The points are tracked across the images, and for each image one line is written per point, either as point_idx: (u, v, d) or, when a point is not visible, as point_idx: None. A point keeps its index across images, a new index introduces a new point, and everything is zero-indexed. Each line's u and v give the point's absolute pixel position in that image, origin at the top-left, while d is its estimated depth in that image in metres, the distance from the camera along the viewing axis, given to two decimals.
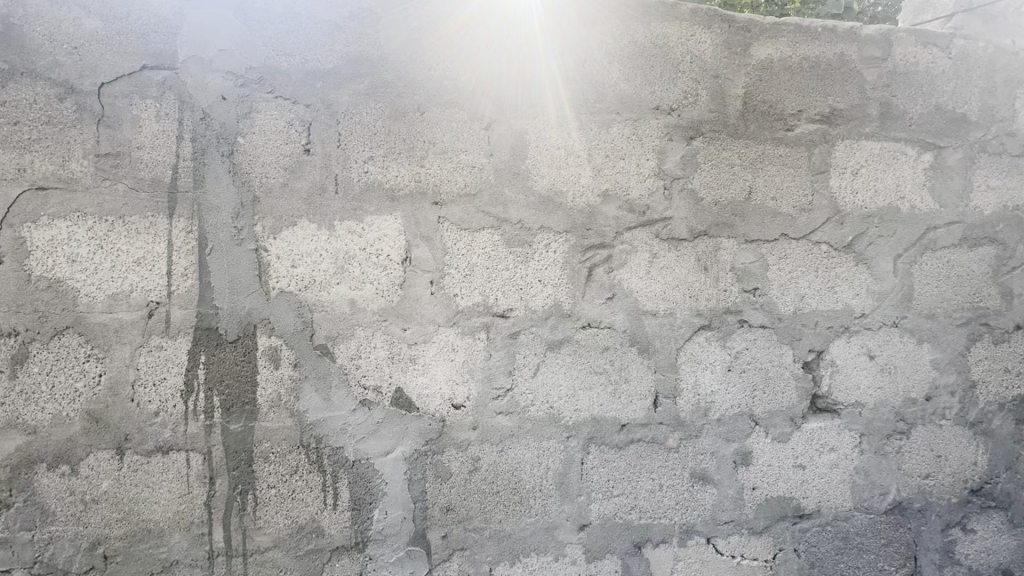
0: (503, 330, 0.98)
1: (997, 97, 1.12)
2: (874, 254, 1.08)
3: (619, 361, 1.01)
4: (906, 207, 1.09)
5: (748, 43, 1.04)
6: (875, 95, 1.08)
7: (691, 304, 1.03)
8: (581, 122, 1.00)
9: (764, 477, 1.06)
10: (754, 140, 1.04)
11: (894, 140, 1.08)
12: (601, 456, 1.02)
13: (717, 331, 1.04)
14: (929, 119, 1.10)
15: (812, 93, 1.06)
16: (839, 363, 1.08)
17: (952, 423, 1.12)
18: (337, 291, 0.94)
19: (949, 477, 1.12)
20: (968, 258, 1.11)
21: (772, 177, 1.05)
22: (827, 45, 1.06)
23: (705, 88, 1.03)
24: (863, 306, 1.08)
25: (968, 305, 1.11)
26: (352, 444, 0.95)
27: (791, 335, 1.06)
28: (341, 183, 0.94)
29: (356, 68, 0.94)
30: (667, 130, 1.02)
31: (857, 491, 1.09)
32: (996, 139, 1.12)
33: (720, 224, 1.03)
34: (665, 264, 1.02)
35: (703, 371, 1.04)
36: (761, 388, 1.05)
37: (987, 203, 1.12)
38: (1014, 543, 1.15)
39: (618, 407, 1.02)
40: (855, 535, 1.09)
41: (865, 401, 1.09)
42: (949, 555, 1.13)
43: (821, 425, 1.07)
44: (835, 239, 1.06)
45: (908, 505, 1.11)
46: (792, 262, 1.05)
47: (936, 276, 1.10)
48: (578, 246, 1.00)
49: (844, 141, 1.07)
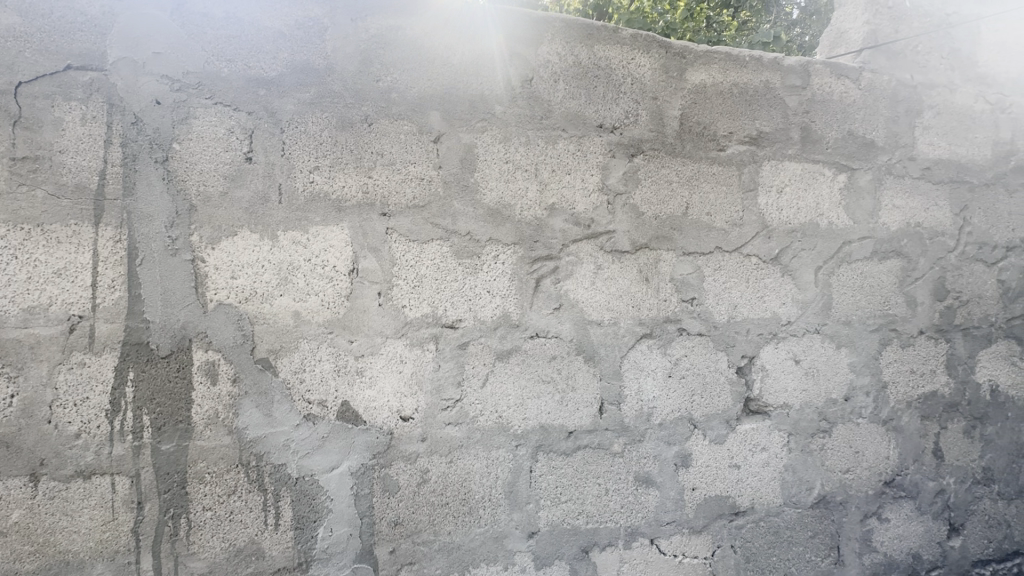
0: (452, 340, 0.99)
1: (900, 125, 1.25)
2: (798, 266, 1.17)
3: (566, 369, 1.04)
4: (825, 223, 1.19)
5: (684, 68, 1.11)
6: (796, 120, 1.17)
7: (634, 314, 1.07)
8: (528, 137, 1.03)
9: (703, 477, 1.11)
10: (691, 159, 1.11)
11: (813, 162, 1.18)
12: (549, 463, 1.04)
13: (658, 339, 1.09)
14: (843, 143, 1.21)
15: (742, 116, 1.14)
16: (768, 368, 1.15)
17: (867, 421, 1.22)
18: (280, 303, 0.92)
19: (866, 471, 1.22)
20: (878, 270, 1.23)
21: (707, 194, 1.11)
22: (755, 73, 1.14)
23: (646, 108, 1.09)
24: (789, 314, 1.16)
25: (879, 313, 1.22)
26: (294, 460, 0.92)
27: (725, 342, 1.13)
28: (285, 192, 0.92)
29: (301, 77, 0.93)
30: (609, 148, 1.07)
31: (786, 487, 1.17)
32: (899, 163, 1.25)
33: (661, 237, 1.09)
34: (609, 275, 1.06)
35: (646, 378, 1.08)
36: (698, 392, 1.11)
37: (893, 220, 1.24)
38: (921, 529, 1.26)
39: (565, 415, 1.04)
40: (785, 529, 1.17)
41: (792, 403, 1.17)
42: (867, 543, 1.23)
43: (753, 427, 1.14)
44: (763, 252, 1.14)
45: (831, 498, 1.20)
46: (725, 274, 1.12)
47: (851, 287, 1.20)
48: (525, 257, 1.02)
49: (770, 162, 1.15)
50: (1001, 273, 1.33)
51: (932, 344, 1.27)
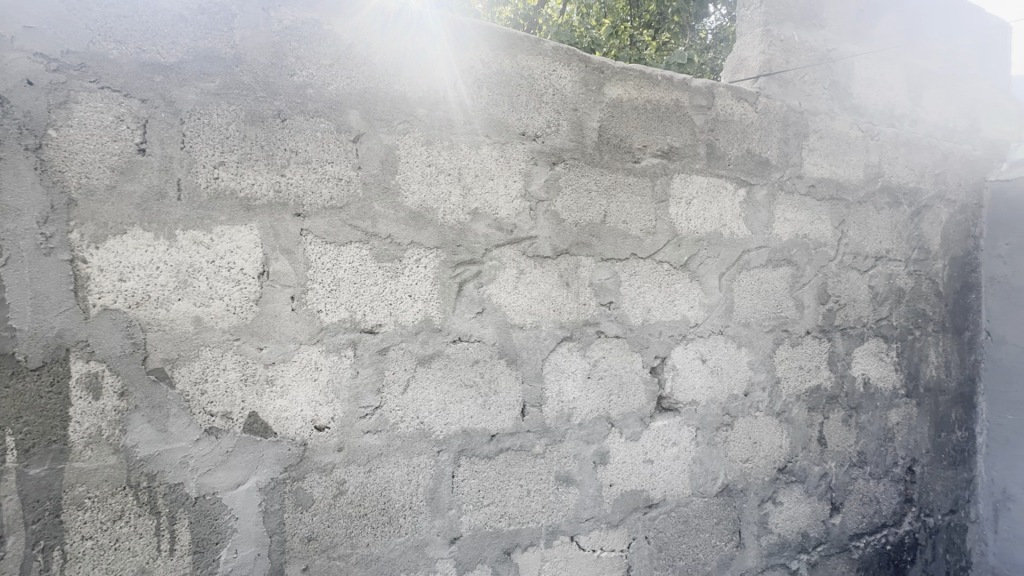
0: (371, 346, 0.96)
1: (790, 146, 1.39)
2: (705, 272, 1.26)
3: (489, 373, 1.05)
4: (727, 233, 1.29)
5: (602, 82, 1.16)
6: (702, 137, 1.27)
7: (555, 317, 1.10)
8: (451, 141, 1.03)
9: (619, 473, 1.16)
10: (609, 170, 1.16)
11: (717, 176, 1.28)
12: (471, 467, 1.04)
13: (578, 341, 1.13)
14: (743, 160, 1.32)
15: (655, 132, 1.21)
16: (678, 368, 1.23)
17: (764, 414, 1.34)
18: (178, 308, 0.84)
19: (763, 459, 1.34)
20: (772, 276, 1.35)
21: (623, 203, 1.17)
22: (667, 92, 1.22)
23: (567, 119, 1.13)
24: (697, 317, 1.25)
25: (773, 315, 1.35)
26: (194, 478, 0.85)
27: (640, 343, 1.19)
28: (185, 188, 0.85)
29: (205, 66, 0.87)
30: (531, 155, 1.09)
31: (694, 479, 1.25)
32: (790, 180, 1.39)
33: (580, 243, 1.13)
34: (531, 280, 1.08)
35: (566, 379, 1.12)
36: (615, 392, 1.16)
37: (785, 232, 1.37)
38: (808, 509, 1.41)
39: (488, 418, 1.05)
40: (693, 517, 1.25)
41: (699, 400, 1.26)
42: (764, 525, 1.35)
43: (665, 423, 1.21)
44: (674, 259, 1.22)
45: (733, 486, 1.30)
46: (640, 279, 1.19)
47: (750, 291, 1.32)
48: (448, 261, 1.02)
49: (680, 175, 1.24)
50: (871, 280, 1.52)
51: (817, 343, 1.42)
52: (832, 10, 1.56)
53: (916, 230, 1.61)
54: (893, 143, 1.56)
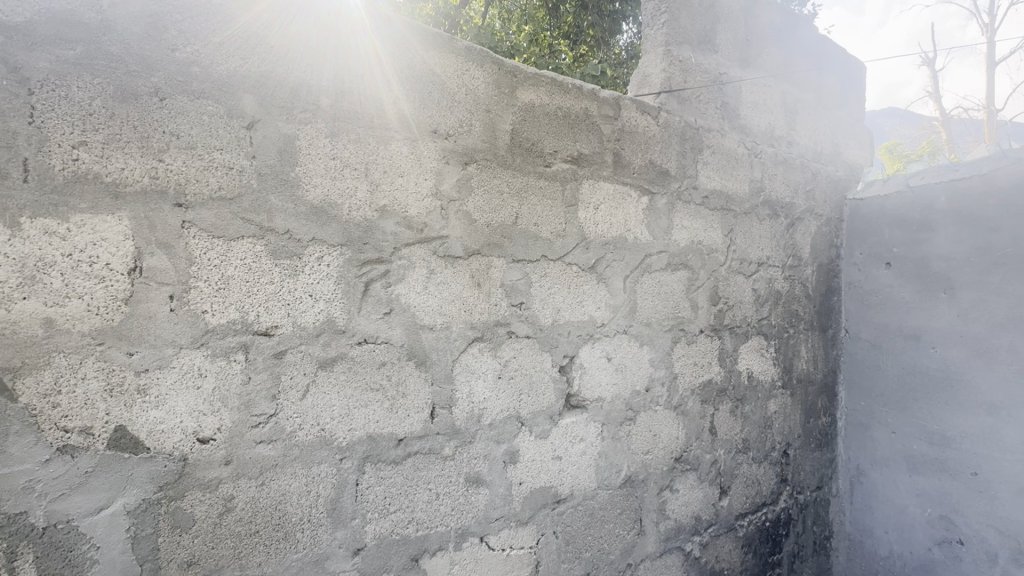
0: (266, 349, 0.89)
1: (687, 159, 1.50)
2: (610, 275, 1.32)
3: (396, 375, 1.02)
4: (631, 238, 1.37)
5: (515, 85, 1.18)
6: (610, 146, 1.33)
7: (466, 318, 1.10)
8: (358, 135, 0.99)
9: (528, 471, 1.18)
10: (522, 173, 1.18)
11: (623, 184, 1.35)
12: (377, 474, 1.00)
13: (489, 342, 1.13)
14: (646, 170, 1.41)
15: (566, 138, 1.25)
16: (586, 366, 1.28)
17: (663, 408, 1.43)
18: (23, 308, 0.72)
19: (662, 450, 1.43)
20: (671, 279, 1.45)
21: (534, 206, 1.20)
22: (578, 101, 1.27)
23: (481, 120, 1.13)
24: (603, 317, 1.31)
25: (671, 315, 1.45)
26: (43, 505, 0.73)
27: (550, 343, 1.22)
28: (34, 170, 0.73)
29: (62, 29, 0.75)
30: (443, 154, 1.08)
31: (600, 472, 1.30)
32: (687, 191, 1.50)
33: (492, 244, 1.13)
34: (442, 280, 1.07)
35: (476, 380, 1.11)
36: (525, 392, 1.18)
37: (682, 238, 1.48)
38: (700, 494, 1.53)
39: (395, 422, 1.02)
40: (599, 510, 1.30)
41: (604, 396, 1.31)
42: (663, 512, 1.44)
43: (573, 420, 1.26)
44: (582, 261, 1.27)
45: (635, 477, 1.38)
46: (550, 280, 1.22)
47: (651, 293, 1.41)
48: (354, 260, 0.97)
49: (588, 181, 1.29)
50: (754, 284, 1.68)
51: (709, 341, 1.55)
52: (723, 38, 1.71)
53: (791, 239, 1.81)
54: (772, 161, 1.75)
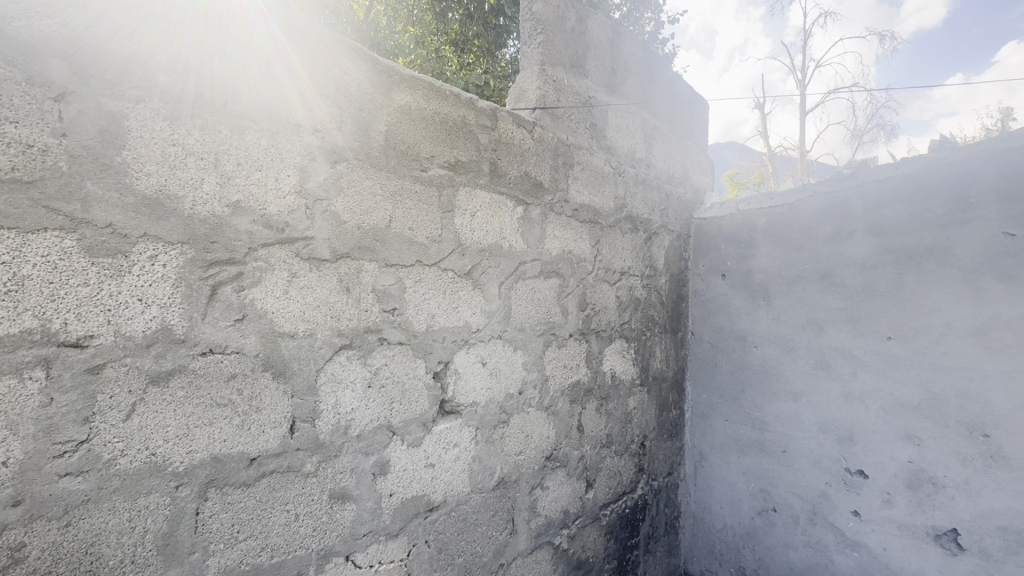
0: (76, 364, 0.75)
1: (559, 173, 1.60)
2: (486, 281, 1.35)
3: (250, 389, 0.93)
4: (506, 245, 1.41)
5: (390, 86, 1.15)
6: (487, 155, 1.36)
7: (333, 325, 1.04)
8: (206, 121, 0.88)
9: (400, 482, 1.15)
10: (397, 175, 1.16)
11: (499, 193, 1.39)
12: (223, 500, 0.89)
13: (358, 349, 1.08)
14: (522, 182, 1.47)
15: (443, 142, 1.25)
16: (461, 371, 1.29)
17: (535, 410, 1.50)
18: None
19: (533, 450, 1.49)
20: (543, 286, 1.53)
21: (409, 210, 1.18)
22: (456, 107, 1.28)
23: (352, 117, 1.08)
24: (478, 323, 1.33)
25: (543, 320, 1.53)
26: None
27: (424, 349, 1.21)
28: None
29: None
30: (309, 150, 1.01)
31: (473, 476, 1.32)
32: (559, 203, 1.59)
33: (363, 247, 1.09)
34: (305, 284, 1.00)
35: (344, 390, 1.06)
36: (398, 400, 1.15)
37: (554, 248, 1.57)
38: (568, 489, 1.62)
39: (247, 440, 0.92)
40: (472, 514, 1.32)
41: (479, 400, 1.34)
42: (534, 509, 1.50)
43: (446, 426, 1.26)
44: (458, 267, 1.28)
45: (508, 478, 1.42)
46: (425, 286, 1.20)
47: (524, 300, 1.47)
48: (198, 260, 0.87)
49: (465, 188, 1.30)
50: (618, 291, 1.84)
51: (577, 344, 1.66)
52: (593, 65, 1.86)
53: (648, 252, 2.02)
54: (634, 181, 1.94)
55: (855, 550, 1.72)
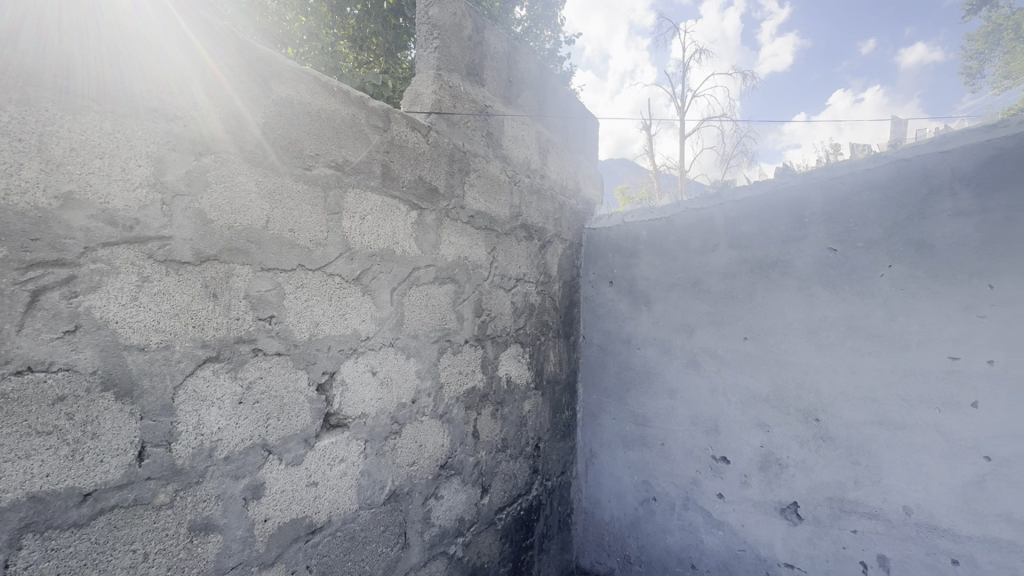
0: None
1: (455, 179, 1.60)
2: (377, 287, 1.30)
3: (84, 412, 0.79)
4: (399, 251, 1.38)
5: (267, 77, 1.08)
6: (378, 156, 1.31)
7: (196, 335, 0.93)
8: (27, 94, 0.74)
9: (276, 505, 1.06)
10: (275, 172, 1.07)
11: (392, 196, 1.35)
12: (44, 546, 0.75)
13: (227, 362, 0.98)
14: (416, 186, 1.44)
15: (330, 140, 1.19)
16: (348, 382, 1.23)
17: (429, 418, 1.48)
18: None
19: (427, 459, 1.47)
20: (438, 292, 1.52)
21: (290, 211, 1.10)
22: (344, 103, 1.23)
23: (222, 106, 0.99)
24: (368, 330, 1.28)
25: (438, 327, 1.52)
26: None
27: (306, 360, 1.13)
28: None
29: None
30: (166, 138, 0.90)
31: (361, 491, 1.26)
32: (454, 209, 1.59)
33: (234, 249, 0.99)
34: (161, 289, 0.88)
35: (209, 408, 0.95)
36: (275, 416, 1.06)
37: (450, 254, 1.57)
38: (464, 496, 1.62)
39: (79, 472, 0.79)
40: (360, 532, 1.25)
41: (368, 412, 1.28)
42: (428, 520, 1.47)
43: (332, 441, 1.18)
44: (345, 272, 1.22)
45: (400, 491, 1.37)
46: (308, 291, 1.13)
47: (418, 306, 1.44)
48: (12, 260, 0.72)
49: (354, 189, 1.24)
50: (513, 297, 1.89)
51: (472, 350, 1.66)
52: (489, 74, 1.89)
53: (542, 260, 2.10)
54: (529, 191, 2.01)
55: (720, 529, 1.92)
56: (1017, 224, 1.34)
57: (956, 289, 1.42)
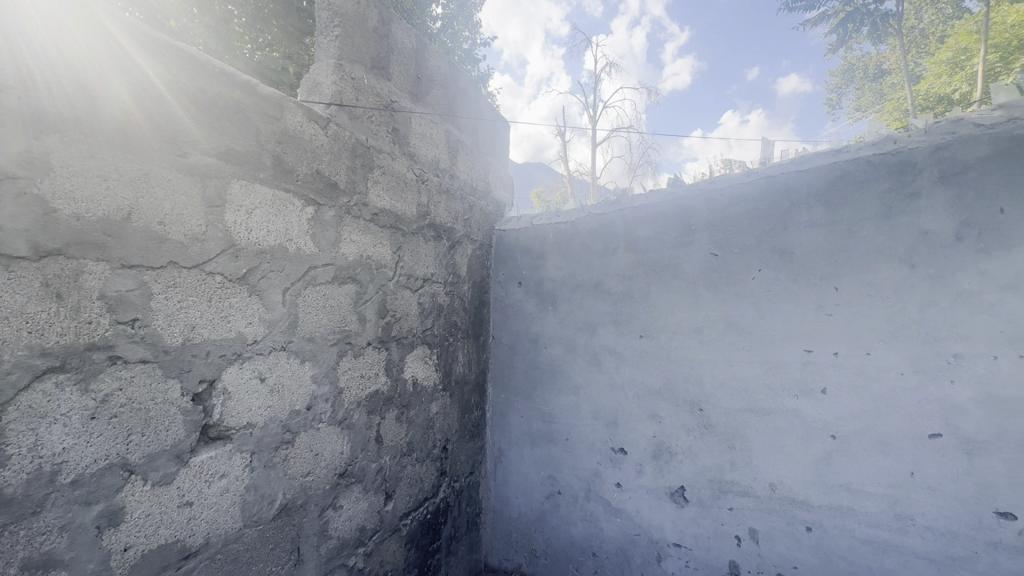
0: None
1: (358, 176, 1.54)
2: (266, 287, 1.21)
3: None
4: (293, 248, 1.29)
5: (137, 52, 0.97)
6: (268, 147, 1.23)
7: (34, 342, 0.80)
8: None
9: (140, 531, 0.95)
10: (149, 158, 0.97)
11: (284, 190, 1.27)
12: None
13: (75, 373, 0.85)
14: (313, 180, 1.36)
15: (219, 132, 1.11)
16: (231, 390, 1.13)
17: (327, 425, 1.40)
18: None
19: (324, 469, 1.39)
20: (338, 293, 1.45)
21: (159, 201, 0.98)
22: (240, 94, 1.16)
23: (90, 81, 0.89)
24: (255, 334, 1.18)
25: (337, 329, 1.45)
26: None
27: (178, 368, 1.02)
28: None
29: None
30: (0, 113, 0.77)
31: (246, 508, 1.16)
32: (356, 206, 1.53)
33: (85, 243, 0.86)
34: None
35: (50, 427, 0.82)
36: (138, 431, 0.95)
37: (351, 252, 1.50)
38: (366, 504, 1.56)
39: None
40: (244, 552, 1.16)
41: (255, 422, 1.18)
42: (324, 533, 1.40)
43: (211, 455, 1.08)
44: (229, 270, 1.12)
45: (292, 504, 1.29)
46: (182, 291, 1.02)
47: (314, 307, 1.36)
48: None
49: (239, 181, 1.15)
50: (420, 298, 1.86)
51: (375, 353, 1.61)
52: (396, 69, 1.84)
53: (450, 260, 2.09)
54: (437, 191, 1.99)
55: (618, 517, 2.03)
56: (856, 235, 1.56)
57: (810, 290, 1.63)
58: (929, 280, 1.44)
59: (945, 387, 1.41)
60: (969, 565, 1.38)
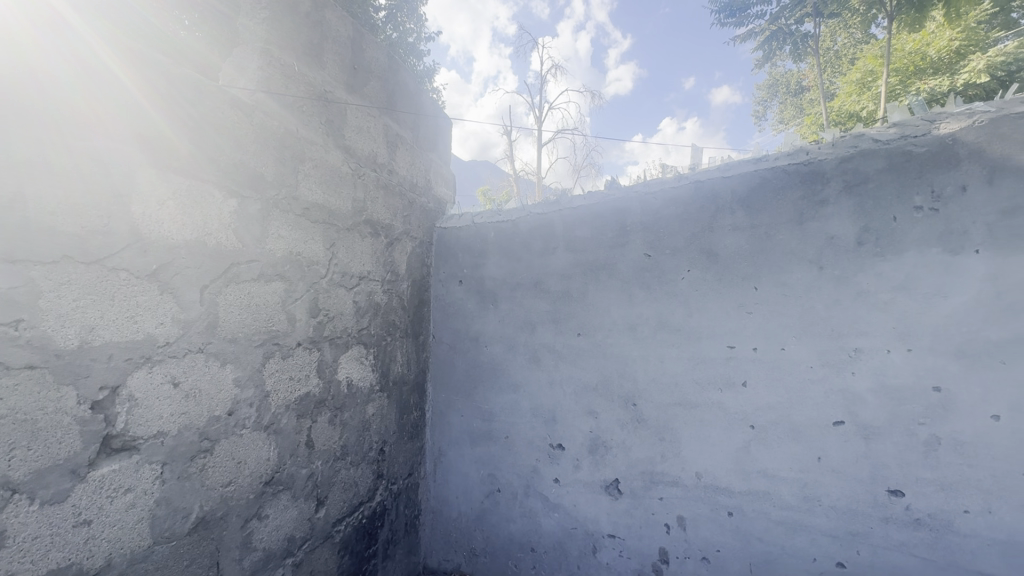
0: None
1: (286, 168, 1.47)
2: (180, 284, 1.12)
3: None
4: (212, 243, 1.21)
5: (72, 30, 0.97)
6: (181, 133, 1.16)
7: None
8: None
9: (25, 556, 0.85)
10: (81, 133, 0.95)
11: (200, 180, 1.20)
12: None
13: None
14: (235, 171, 1.30)
15: (148, 109, 1.09)
16: (138, 397, 1.04)
17: (251, 430, 1.33)
18: None
19: (247, 477, 1.32)
20: (263, 291, 1.37)
21: (47, 188, 0.88)
22: (174, 73, 1.15)
23: (19, 47, 0.87)
24: (168, 335, 1.10)
25: (263, 329, 1.37)
26: None
27: (74, 374, 0.92)
28: None
29: None
30: None
31: (156, 524, 1.08)
32: (285, 200, 1.46)
33: None
34: None
35: None
36: (24, 445, 0.84)
37: (279, 248, 1.43)
38: (295, 512, 1.49)
39: None
40: (153, 572, 1.07)
41: (167, 430, 1.10)
42: (248, 545, 1.32)
43: (114, 469, 0.98)
44: (136, 266, 1.03)
45: (211, 517, 1.21)
46: (79, 289, 0.92)
47: (236, 306, 1.28)
48: None
49: (146, 171, 1.07)
50: (355, 296, 1.80)
51: (306, 354, 1.54)
52: (330, 58, 1.77)
53: (389, 258, 2.04)
54: (374, 186, 1.93)
55: (556, 512, 2.07)
56: (773, 239, 1.67)
57: (733, 289, 1.73)
58: (834, 281, 1.57)
59: (847, 378, 1.54)
60: (866, 539, 1.51)
